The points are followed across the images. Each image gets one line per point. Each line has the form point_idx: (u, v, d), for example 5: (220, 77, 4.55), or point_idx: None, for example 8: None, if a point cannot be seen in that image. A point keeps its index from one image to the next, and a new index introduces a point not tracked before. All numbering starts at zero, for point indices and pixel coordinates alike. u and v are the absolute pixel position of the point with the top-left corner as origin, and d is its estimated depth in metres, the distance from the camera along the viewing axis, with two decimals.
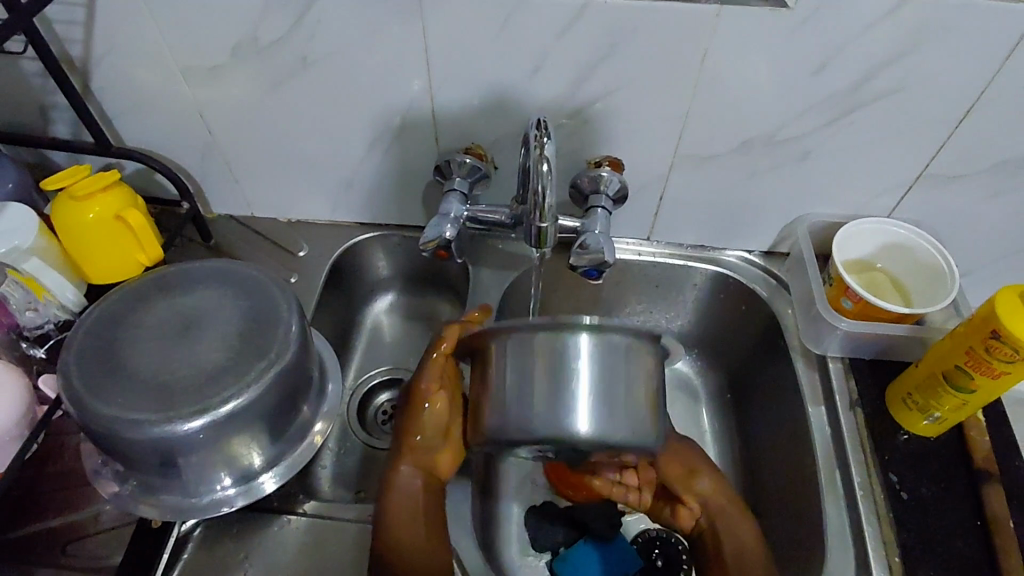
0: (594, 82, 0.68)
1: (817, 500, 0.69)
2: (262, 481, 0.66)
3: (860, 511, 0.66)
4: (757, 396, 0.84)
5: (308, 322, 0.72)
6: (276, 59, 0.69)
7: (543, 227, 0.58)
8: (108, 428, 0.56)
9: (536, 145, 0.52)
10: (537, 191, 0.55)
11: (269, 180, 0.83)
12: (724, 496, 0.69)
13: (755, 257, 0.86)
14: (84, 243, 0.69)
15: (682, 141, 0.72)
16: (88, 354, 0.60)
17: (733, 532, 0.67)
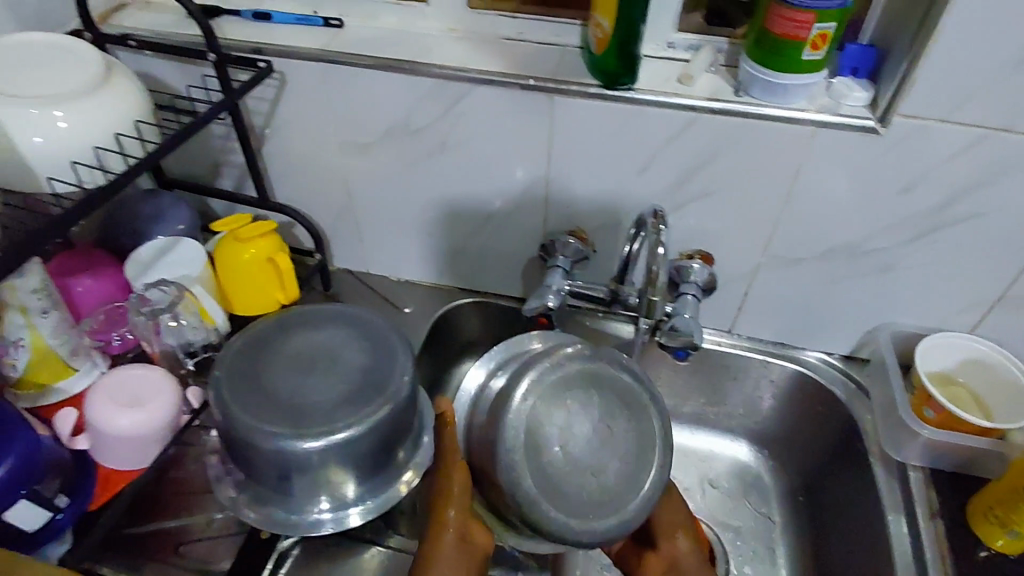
0: (696, 183, 0.75)
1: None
2: (350, 513, 0.70)
3: None
4: (833, 499, 0.84)
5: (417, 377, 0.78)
6: (419, 141, 0.80)
7: None
8: (246, 437, 0.64)
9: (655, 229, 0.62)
10: None
11: (390, 242, 0.94)
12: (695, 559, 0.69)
13: (835, 359, 0.89)
14: (237, 278, 0.79)
15: (771, 244, 0.79)
16: (235, 370, 0.69)
17: None
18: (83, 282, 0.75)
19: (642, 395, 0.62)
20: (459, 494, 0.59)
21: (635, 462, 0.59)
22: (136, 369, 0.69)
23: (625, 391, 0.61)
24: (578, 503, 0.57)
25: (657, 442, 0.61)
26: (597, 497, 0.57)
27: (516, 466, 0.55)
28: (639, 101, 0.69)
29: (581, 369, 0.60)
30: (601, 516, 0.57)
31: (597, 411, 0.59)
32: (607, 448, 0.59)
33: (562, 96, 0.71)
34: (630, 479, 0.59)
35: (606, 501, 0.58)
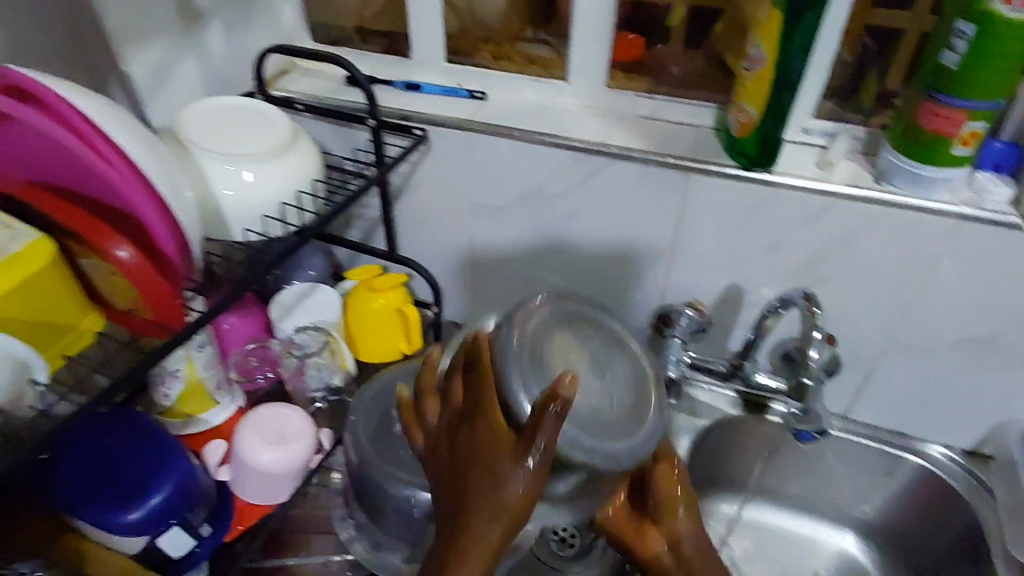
0: (827, 266, 0.76)
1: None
2: None
3: None
4: None
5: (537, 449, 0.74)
6: (548, 209, 0.83)
7: None
8: (378, 480, 0.67)
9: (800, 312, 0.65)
10: None
11: (502, 301, 0.97)
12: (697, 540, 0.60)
13: (957, 455, 0.86)
14: (367, 327, 0.82)
15: (898, 330, 0.78)
16: (370, 417, 0.72)
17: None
18: (229, 320, 0.78)
19: (624, 337, 0.56)
20: (515, 471, 0.41)
21: (635, 394, 0.53)
22: (276, 408, 0.72)
23: (599, 321, 0.56)
24: (597, 428, 0.48)
25: (648, 377, 0.55)
26: (603, 415, 0.49)
27: (512, 381, 0.45)
28: (777, 184, 0.71)
29: (568, 304, 0.55)
30: (620, 438, 0.48)
31: (591, 345, 0.54)
32: (615, 381, 0.53)
33: (701, 175, 0.73)
34: (631, 409, 0.52)
35: (621, 439, 0.49)
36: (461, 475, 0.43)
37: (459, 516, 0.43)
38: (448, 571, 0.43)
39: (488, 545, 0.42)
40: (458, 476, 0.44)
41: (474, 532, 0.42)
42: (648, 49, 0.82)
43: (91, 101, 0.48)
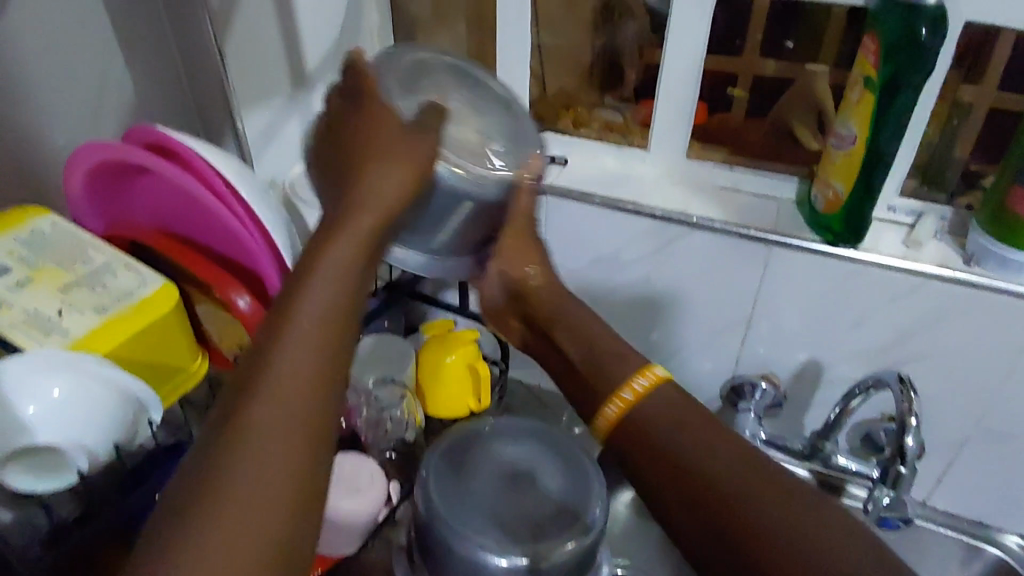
0: (911, 347, 0.74)
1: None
2: None
3: None
4: None
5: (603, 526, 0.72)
6: (622, 274, 0.84)
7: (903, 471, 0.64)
8: (446, 539, 0.66)
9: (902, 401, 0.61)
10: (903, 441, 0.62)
11: None
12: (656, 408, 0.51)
13: None
14: (436, 382, 0.83)
15: (985, 417, 0.75)
16: (441, 473, 0.71)
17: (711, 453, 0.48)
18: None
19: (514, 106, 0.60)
20: (395, 186, 0.48)
21: (505, 137, 0.58)
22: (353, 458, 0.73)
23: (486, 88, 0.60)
24: (466, 153, 0.54)
25: (517, 143, 0.58)
26: (476, 153, 0.55)
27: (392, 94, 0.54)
28: (863, 262, 0.70)
29: (434, 63, 0.59)
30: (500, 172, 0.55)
31: (472, 100, 0.59)
32: (488, 131, 0.57)
33: (784, 249, 0.73)
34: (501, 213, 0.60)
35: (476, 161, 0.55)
36: (322, 248, 0.44)
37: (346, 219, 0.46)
38: (272, 343, 0.39)
39: (333, 308, 0.41)
40: (343, 144, 0.52)
41: (313, 306, 0.41)
42: (716, 118, 0.83)
43: (220, 158, 0.55)
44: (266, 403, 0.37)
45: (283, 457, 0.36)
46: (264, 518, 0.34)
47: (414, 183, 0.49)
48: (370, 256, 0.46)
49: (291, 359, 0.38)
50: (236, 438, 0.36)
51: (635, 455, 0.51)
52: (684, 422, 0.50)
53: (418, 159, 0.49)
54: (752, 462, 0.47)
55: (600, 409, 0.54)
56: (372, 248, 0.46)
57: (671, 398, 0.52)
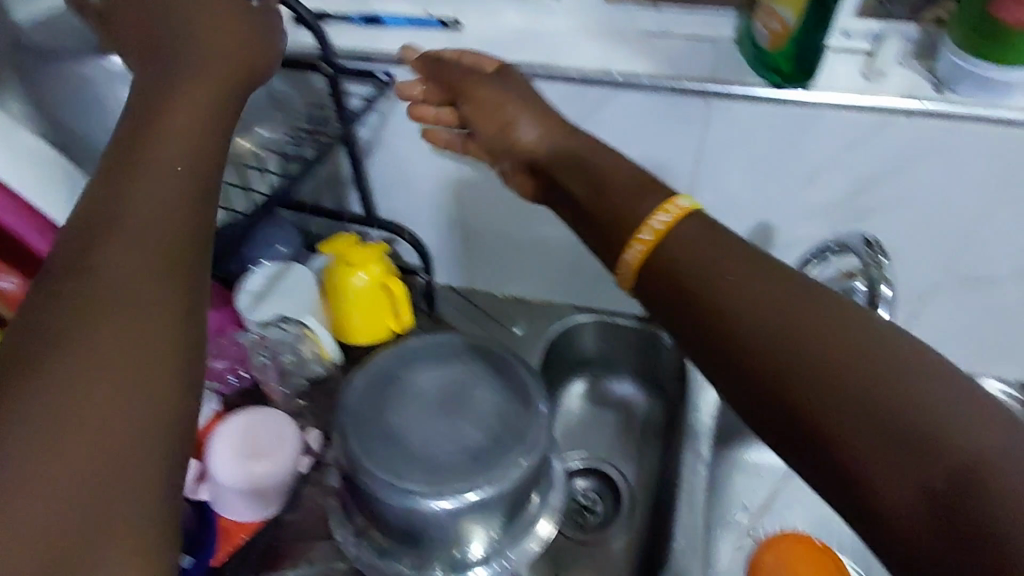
0: (874, 197, 0.66)
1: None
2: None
3: None
4: None
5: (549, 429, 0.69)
6: None
7: None
8: (373, 493, 0.58)
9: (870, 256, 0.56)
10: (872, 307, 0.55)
11: (500, 259, 0.88)
12: (702, 251, 0.46)
13: (1013, 389, 0.79)
14: (349, 307, 0.74)
15: (952, 262, 0.70)
16: (358, 417, 0.62)
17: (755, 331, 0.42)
18: (217, 305, 0.71)
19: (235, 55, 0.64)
20: (196, 99, 0.47)
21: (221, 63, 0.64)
22: (253, 412, 0.65)
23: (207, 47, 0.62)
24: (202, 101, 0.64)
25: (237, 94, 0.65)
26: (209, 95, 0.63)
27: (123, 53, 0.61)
28: (815, 105, 0.60)
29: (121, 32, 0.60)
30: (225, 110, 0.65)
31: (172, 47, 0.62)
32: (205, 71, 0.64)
33: (724, 101, 0.62)
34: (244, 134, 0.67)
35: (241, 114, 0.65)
36: (150, 134, 0.44)
37: (171, 107, 0.46)
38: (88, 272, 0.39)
39: (160, 238, 0.41)
40: (146, 14, 0.50)
41: (138, 196, 0.42)
42: None
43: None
44: (94, 308, 0.38)
45: (131, 341, 0.38)
46: (128, 405, 0.36)
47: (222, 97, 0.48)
48: (207, 151, 0.46)
49: (113, 291, 0.38)
50: (62, 351, 0.36)
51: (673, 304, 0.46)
52: (717, 279, 0.44)
53: (237, 47, 0.50)
54: (812, 300, 0.43)
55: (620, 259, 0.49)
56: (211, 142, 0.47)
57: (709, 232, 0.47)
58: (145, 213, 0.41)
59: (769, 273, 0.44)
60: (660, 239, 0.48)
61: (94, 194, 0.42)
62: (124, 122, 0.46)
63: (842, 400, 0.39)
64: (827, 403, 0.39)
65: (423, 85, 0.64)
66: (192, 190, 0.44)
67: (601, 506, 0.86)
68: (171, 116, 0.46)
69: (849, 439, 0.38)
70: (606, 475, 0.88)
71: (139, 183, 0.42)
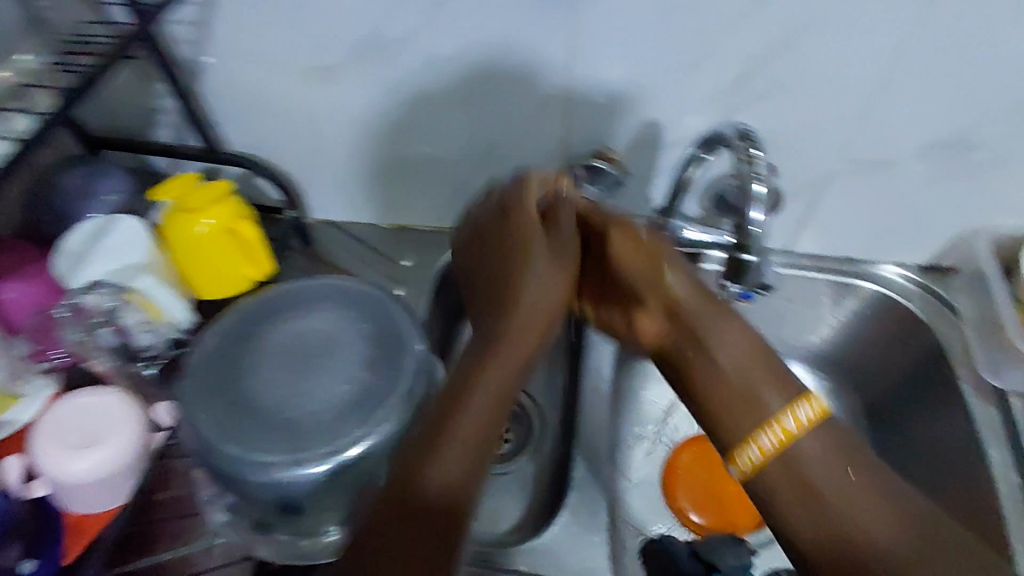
0: (759, 81, 0.61)
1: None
2: None
3: None
4: (905, 420, 0.76)
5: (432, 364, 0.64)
6: (400, 58, 0.65)
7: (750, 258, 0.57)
8: (229, 470, 0.52)
9: (747, 158, 0.54)
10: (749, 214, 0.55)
11: (378, 188, 0.79)
12: (797, 405, 0.56)
13: (913, 273, 0.77)
14: (196, 258, 0.65)
15: (848, 147, 0.65)
16: (207, 386, 0.55)
17: (819, 469, 0.54)
18: (8, 290, 0.62)
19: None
20: (482, 395, 0.55)
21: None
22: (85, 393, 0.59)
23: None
24: None
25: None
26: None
27: None
28: None
29: None
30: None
31: None
32: None
33: None
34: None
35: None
36: (457, 403, 0.54)
37: (470, 374, 0.56)
38: (371, 534, 0.47)
39: (444, 488, 0.50)
40: (491, 233, 0.62)
41: (434, 459, 0.51)
42: None
43: None
44: (373, 555, 0.46)
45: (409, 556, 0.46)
46: None
47: (496, 402, 0.55)
48: (503, 398, 0.56)
49: (386, 548, 0.47)
50: None
51: (777, 496, 0.54)
52: (798, 458, 0.55)
53: (546, 309, 0.60)
54: (884, 486, 0.54)
55: (731, 459, 0.57)
56: (505, 384, 0.56)
57: (835, 432, 0.55)
58: (444, 466, 0.51)
59: (851, 442, 0.56)
60: (794, 431, 0.55)
61: (397, 470, 0.51)
62: (414, 428, 0.54)
63: (869, 563, 0.51)
64: (868, 539, 0.51)
65: (524, 202, 0.60)
66: (470, 460, 0.52)
67: (514, 434, 0.83)
68: (446, 417, 0.53)
69: (878, 545, 0.51)
70: (515, 401, 0.85)
71: (433, 458, 0.51)
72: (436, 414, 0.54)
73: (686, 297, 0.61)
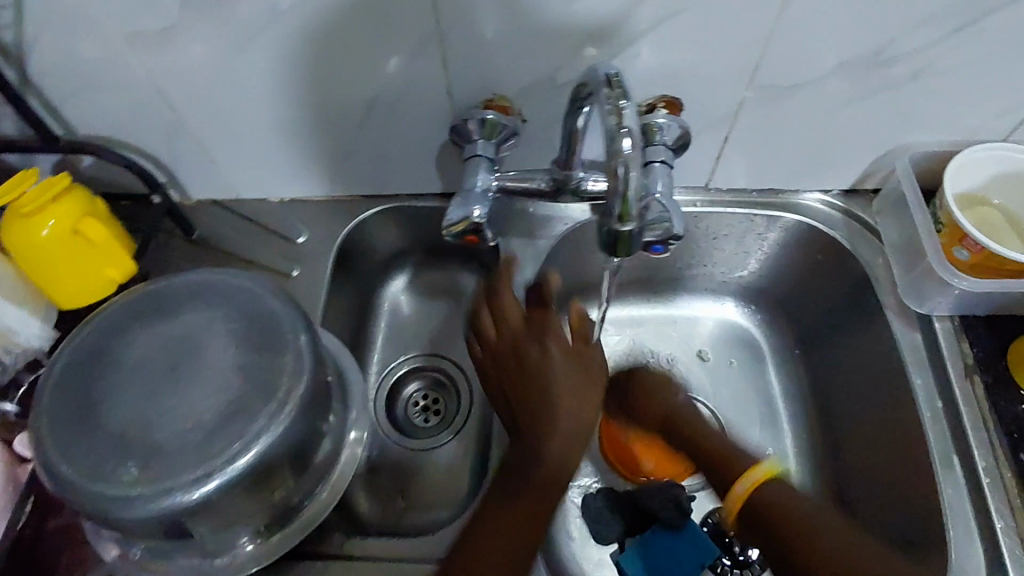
0: (652, 5, 0.55)
1: (937, 514, 0.58)
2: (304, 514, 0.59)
3: (984, 486, 0.57)
4: (833, 349, 0.75)
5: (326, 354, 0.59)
6: (242, 11, 0.55)
7: (623, 231, 0.48)
8: (96, 507, 0.47)
9: (613, 107, 0.45)
10: (617, 179, 0.46)
11: (256, 161, 0.71)
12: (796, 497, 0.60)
13: (835, 199, 0.74)
14: (42, 266, 0.58)
15: (757, 73, 0.60)
16: (62, 417, 0.49)
17: (828, 550, 0.56)
18: None
19: None
20: (545, 501, 0.58)
21: None
22: None
23: None
24: None
25: None
26: None
27: None
28: None
29: None
30: None
31: None
32: None
33: None
34: None
35: None
36: (500, 498, 0.58)
37: (512, 496, 0.57)
38: None
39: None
40: (506, 371, 0.62)
41: (484, 553, 0.55)
42: None
43: None
44: None
45: None
46: None
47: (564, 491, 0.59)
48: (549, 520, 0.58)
49: None
50: None
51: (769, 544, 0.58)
52: (798, 528, 0.58)
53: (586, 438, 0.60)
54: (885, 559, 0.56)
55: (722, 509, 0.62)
56: (555, 500, 0.58)
57: (783, 491, 0.60)
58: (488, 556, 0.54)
59: (877, 550, 0.57)
60: (747, 491, 0.61)
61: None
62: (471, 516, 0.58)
63: None
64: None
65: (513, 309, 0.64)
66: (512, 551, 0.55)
67: (443, 404, 0.79)
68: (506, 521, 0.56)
69: None
70: (441, 370, 0.81)
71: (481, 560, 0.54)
72: (484, 516, 0.57)
73: (713, 446, 0.65)
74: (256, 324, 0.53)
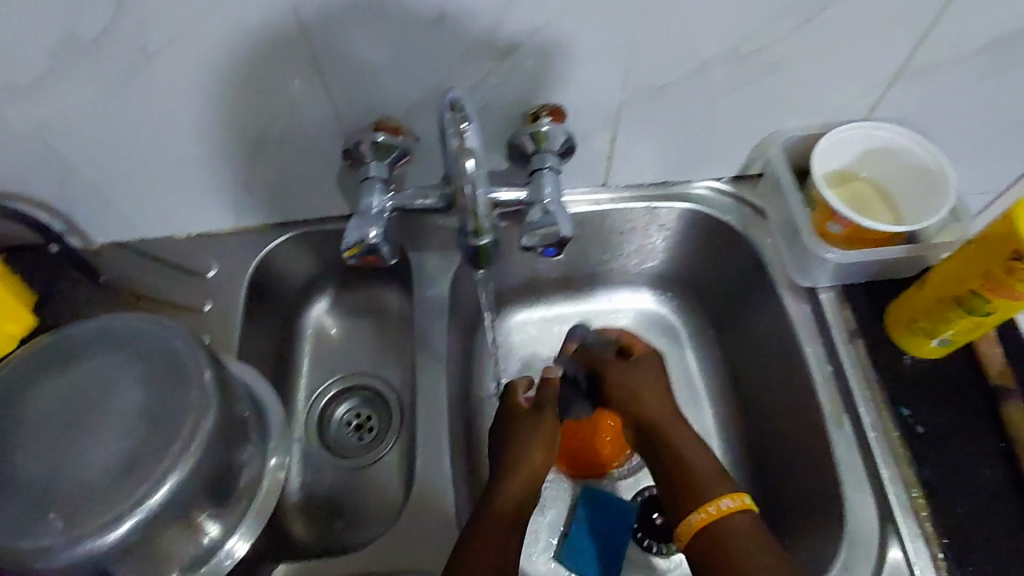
0: (517, 20, 0.57)
1: (832, 471, 0.62)
2: (229, 548, 0.57)
3: (871, 440, 0.62)
4: (739, 326, 0.79)
5: (238, 387, 0.59)
6: (115, 55, 0.55)
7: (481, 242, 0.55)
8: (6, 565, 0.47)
9: (456, 130, 0.49)
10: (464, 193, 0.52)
11: (157, 199, 0.71)
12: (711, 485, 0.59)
13: (724, 184, 0.78)
14: None
15: (627, 76, 0.63)
16: None
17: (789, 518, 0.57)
18: None
19: None
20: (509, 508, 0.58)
21: None
22: None
23: None
24: None
25: None
26: None
27: None
28: None
29: None
30: None
31: None
32: None
33: None
34: None
35: None
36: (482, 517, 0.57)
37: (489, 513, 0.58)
38: None
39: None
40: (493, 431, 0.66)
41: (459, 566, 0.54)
42: None
43: None
44: None
45: None
46: None
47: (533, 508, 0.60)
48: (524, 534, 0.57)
49: None
50: None
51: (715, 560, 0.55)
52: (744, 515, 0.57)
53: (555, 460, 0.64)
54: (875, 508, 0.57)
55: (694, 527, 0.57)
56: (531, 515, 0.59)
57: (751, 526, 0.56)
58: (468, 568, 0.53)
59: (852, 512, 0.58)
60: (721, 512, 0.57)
61: None
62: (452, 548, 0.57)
63: None
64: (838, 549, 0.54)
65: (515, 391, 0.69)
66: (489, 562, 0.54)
67: (376, 420, 0.80)
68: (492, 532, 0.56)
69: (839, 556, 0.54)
70: (370, 387, 0.81)
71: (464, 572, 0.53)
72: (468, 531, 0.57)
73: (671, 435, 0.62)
74: (158, 364, 0.54)
